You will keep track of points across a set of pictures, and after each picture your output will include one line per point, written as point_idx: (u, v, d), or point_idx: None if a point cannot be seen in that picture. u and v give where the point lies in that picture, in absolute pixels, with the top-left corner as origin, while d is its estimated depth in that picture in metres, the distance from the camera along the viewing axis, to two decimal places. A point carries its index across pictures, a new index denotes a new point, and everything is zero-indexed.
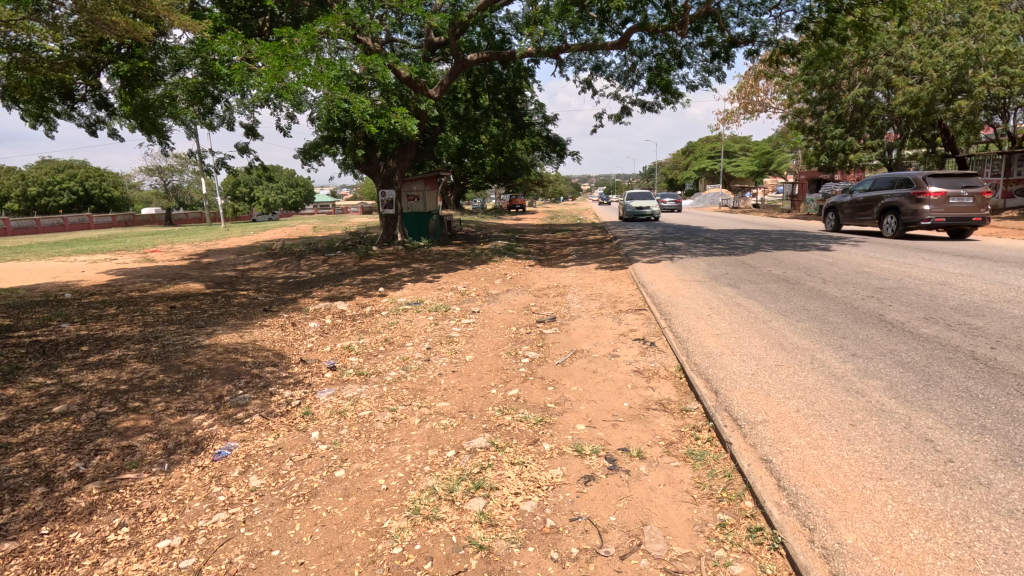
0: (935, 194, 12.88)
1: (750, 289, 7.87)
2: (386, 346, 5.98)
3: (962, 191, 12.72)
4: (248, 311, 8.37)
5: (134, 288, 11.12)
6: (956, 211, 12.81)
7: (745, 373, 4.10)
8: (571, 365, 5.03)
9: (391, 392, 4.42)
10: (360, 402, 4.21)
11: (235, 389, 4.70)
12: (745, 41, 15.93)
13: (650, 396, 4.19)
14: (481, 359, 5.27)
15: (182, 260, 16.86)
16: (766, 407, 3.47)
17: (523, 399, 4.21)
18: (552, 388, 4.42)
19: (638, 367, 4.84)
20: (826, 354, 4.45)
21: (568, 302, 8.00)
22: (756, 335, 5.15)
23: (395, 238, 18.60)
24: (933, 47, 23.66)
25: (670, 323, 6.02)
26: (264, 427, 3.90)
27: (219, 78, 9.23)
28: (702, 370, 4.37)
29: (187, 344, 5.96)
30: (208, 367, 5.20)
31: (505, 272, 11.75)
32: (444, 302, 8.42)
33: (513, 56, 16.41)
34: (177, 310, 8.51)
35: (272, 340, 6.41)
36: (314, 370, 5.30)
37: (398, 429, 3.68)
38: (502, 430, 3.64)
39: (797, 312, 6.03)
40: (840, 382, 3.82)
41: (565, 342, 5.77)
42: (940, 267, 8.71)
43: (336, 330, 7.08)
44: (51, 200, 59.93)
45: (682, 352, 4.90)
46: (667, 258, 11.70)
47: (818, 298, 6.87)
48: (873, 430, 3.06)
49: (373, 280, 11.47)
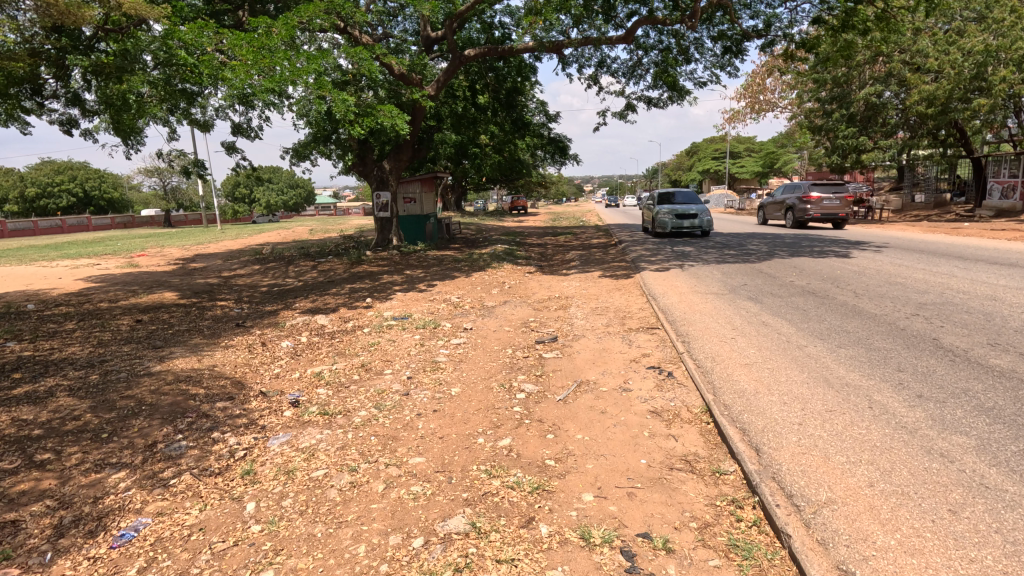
0: (815, 198, 20.64)
1: (774, 302, 7.05)
2: (363, 373, 5.22)
3: (836, 195, 20.32)
4: (219, 327, 7.61)
5: (105, 298, 10.36)
6: (827, 208, 20.62)
7: (791, 423, 3.32)
8: (575, 402, 4.24)
9: (357, 441, 3.64)
10: (316, 457, 3.44)
11: (172, 433, 3.93)
12: (757, 35, 15.21)
13: (673, 450, 3.40)
14: (469, 393, 4.50)
15: (167, 265, 16.12)
16: (828, 478, 2.69)
17: (516, 453, 3.42)
18: (552, 436, 3.63)
19: (654, 407, 4.04)
20: (885, 394, 3.67)
21: (571, 317, 7.22)
22: (793, 365, 4.36)
23: (391, 242, 17.84)
24: (950, 44, 22.91)
25: (689, 346, 5.22)
26: (192, 491, 3.11)
27: (190, 72, 8.55)
28: (734, 414, 3.57)
29: (134, 371, 5.19)
30: (148, 404, 4.42)
31: (504, 281, 10.98)
32: (435, 316, 7.66)
33: (513, 51, 15.70)
34: (143, 325, 7.77)
35: (236, 364, 5.65)
36: (273, 406, 4.52)
37: (357, 501, 2.90)
38: (487, 504, 2.85)
39: (834, 333, 5.25)
40: (915, 438, 3.04)
41: (567, 370, 4.98)
42: (982, 278, 7.89)
43: (310, 350, 6.31)
44: (49, 202, 59.42)
45: (707, 388, 4.10)
46: (677, 265, 10.91)
47: (854, 315, 6.06)
48: (983, 521, 2.28)
49: (363, 289, 10.72)
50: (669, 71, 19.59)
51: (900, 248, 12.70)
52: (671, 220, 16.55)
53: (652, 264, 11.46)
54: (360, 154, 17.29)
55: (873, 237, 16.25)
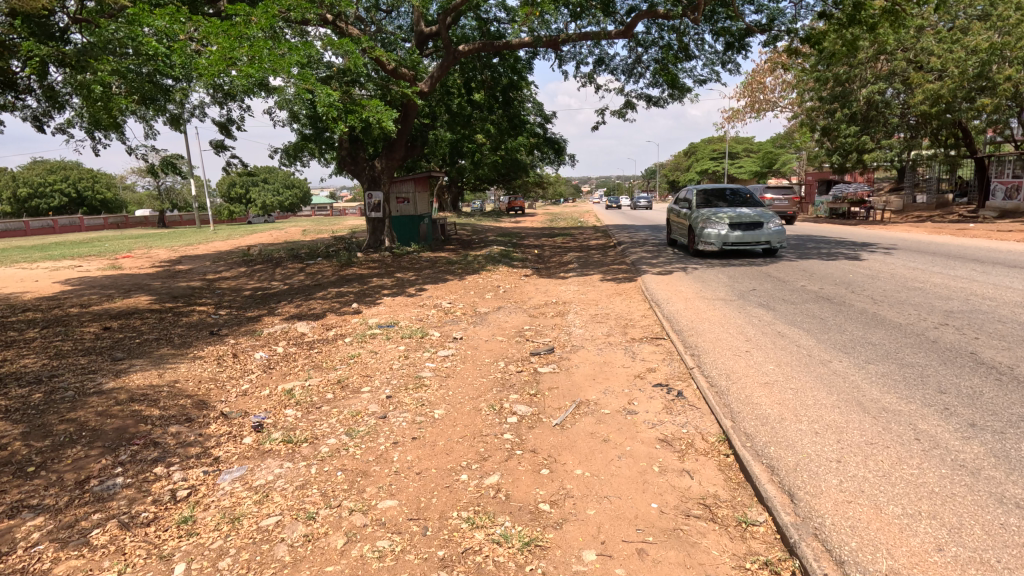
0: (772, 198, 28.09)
1: (788, 308, 6.54)
2: (339, 389, 4.73)
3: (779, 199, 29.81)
4: (191, 335, 7.09)
5: (76, 303, 9.82)
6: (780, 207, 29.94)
7: (828, 460, 2.82)
8: (574, 428, 3.75)
9: (321, 477, 3.15)
10: (270, 498, 2.93)
11: (111, 467, 3.42)
12: (760, 31, 14.74)
13: (688, 491, 2.90)
14: (455, 416, 4.00)
15: (151, 267, 15.57)
16: (885, 538, 2.20)
17: (504, 494, 2.93)
18: (546, 472, 3.14)
19: (663, 435, 3.55)
20: (931, 422, 3.19)
21: (569, 325, 6.73)
22: (819, 386, 3.86)
23: (383, 244, 17.32)
24: (954, 42, 22.53)
25: (699, 361, 4.73)
26: (115, 545, 2.60)
27: (161, 62, 8.02)
28: (759, 447, 3.07)
29: (83, 389, 4.67)
30: (89, 430, 3.91)
31: (499, 284, 10.50)
32: (423, 324, 7.16)
33: (509, 46, 15.24)
34: (111, 333, 7.24)
35: (201, 379, 5.14)
36: (234, 430, 4.02)
37: (310, 561, 2.41)
38: (468, 566, 2.36)
39: (859, 345, 4.77)
40: (982, 481, 2.55)
41: (565, 387, 4.49)
42: (1006, 283, 7.41)
43: (285, 362, 5.80)
44: (41, 203, 58.65)
45: (724, 413, 3.61)
46: (680, 267, 10.43)
47: (878, 323, 5.56)
48: None
49: (351, 293, 10.22)
50: (670, 69, 19.16)
51: (910, 250, 12.24)
52: (727, 231, 11.07)
53: (653, 266, 10.98)
54: (351, 152, 16.81)
55: (879, 239, 15.82)
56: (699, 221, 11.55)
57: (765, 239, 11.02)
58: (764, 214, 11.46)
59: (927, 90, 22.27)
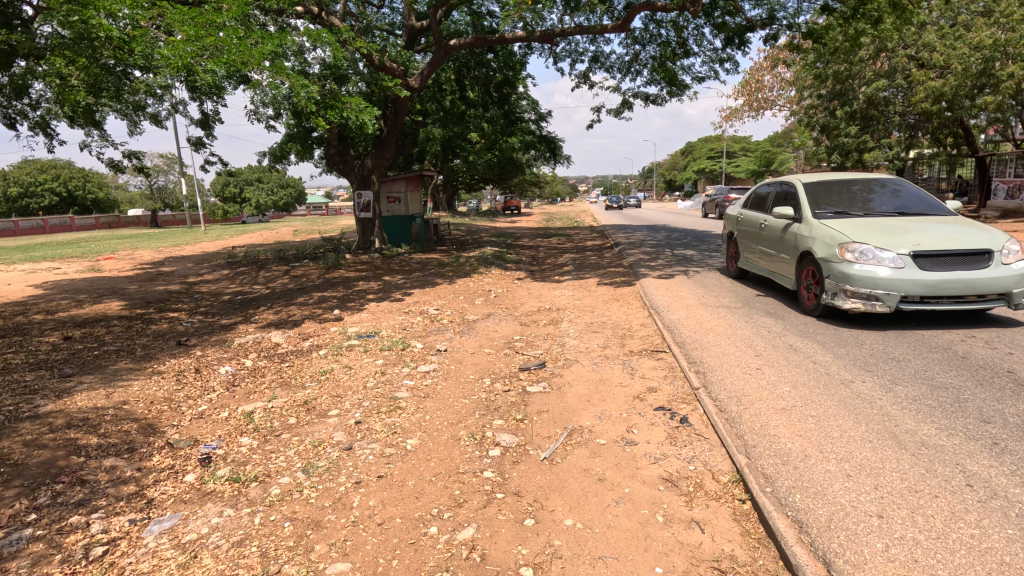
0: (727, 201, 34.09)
1: (798, 316, 6.07)
2: (306, 411, 4.25)
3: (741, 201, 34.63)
4: (156, 346, 6.59)
5: (43, 309, 9.28)
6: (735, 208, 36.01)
7: (866, 515, 2.36)
8: (565, 463, 3.27)
9: (264, 529, 2.67)
10: (198, 560, 2.45)
11: (22, 514, 2.92)
12: (761, 25, 14.23)
13: (698, 549, 2.43)
14: (430, 446, 3.53)
15: (131, 270, 15.03)
16: None
17: (479, 555, 2.45)
18: (530, 523, 2.67)
19: (668, 473, 3.08)
20: (981, 462, 2.72)
21: (562, 335, 6.25)
22: (844, 412, 3.40)
23: (373, 245, 16.80)
24: (957, 39, 22.16)
25: (705, 378, 4.27)
26: None
27: (123, 52, 7.44)
28: (782, 494, 2.60)
29: (15, 413, 4.17)
30: (10, 465, 3.40)
31: (490, 288, 10.03)
32: (408, 333, 6.68)
33: (502, 41, 14.79)
34: (69, 344, 6.72)
35: (154, 399, 4.65)
36: (178, 464, 3.53)
37: None
38: None
39: (880, 361, 4.31)
40: None
41: (556, 411, 4.02)
42: None
43: (251, 378, 5.31)
44: (32, 203, 57.83)
45: (737, 446, 3.14)
46: (680, 271, 9.98)
47: (898, 334, 5.09)
48: None
49: (335, 297, 9.74)
50: (667, 66, 18.72)
51: None
52: (902, 270, 4.99)
53: (653, 269, 10.52)
54: (341, 150, 16.38)
55: None
56: (814, 247, 5.77)
57: (993, 288, 4.95)
58: (978, 229, 5.33)
59: (928, 88, 21.90)
